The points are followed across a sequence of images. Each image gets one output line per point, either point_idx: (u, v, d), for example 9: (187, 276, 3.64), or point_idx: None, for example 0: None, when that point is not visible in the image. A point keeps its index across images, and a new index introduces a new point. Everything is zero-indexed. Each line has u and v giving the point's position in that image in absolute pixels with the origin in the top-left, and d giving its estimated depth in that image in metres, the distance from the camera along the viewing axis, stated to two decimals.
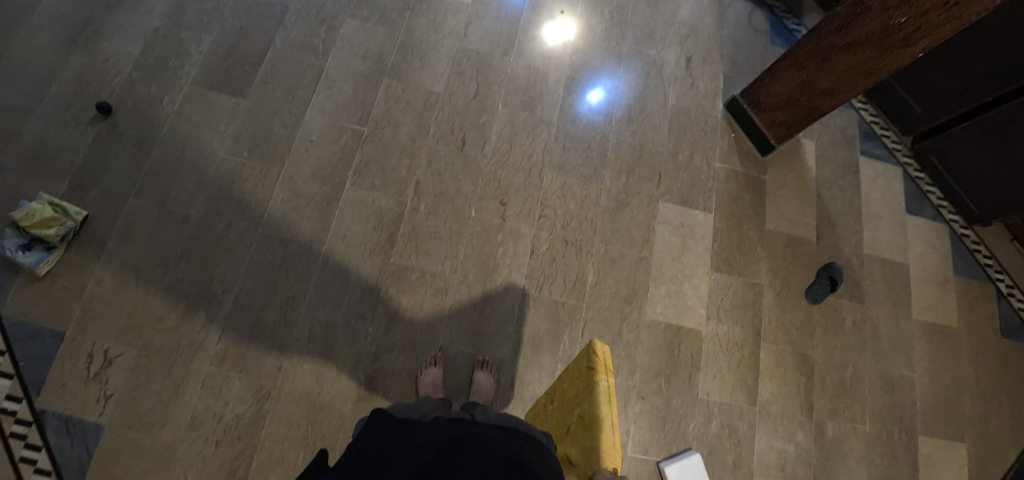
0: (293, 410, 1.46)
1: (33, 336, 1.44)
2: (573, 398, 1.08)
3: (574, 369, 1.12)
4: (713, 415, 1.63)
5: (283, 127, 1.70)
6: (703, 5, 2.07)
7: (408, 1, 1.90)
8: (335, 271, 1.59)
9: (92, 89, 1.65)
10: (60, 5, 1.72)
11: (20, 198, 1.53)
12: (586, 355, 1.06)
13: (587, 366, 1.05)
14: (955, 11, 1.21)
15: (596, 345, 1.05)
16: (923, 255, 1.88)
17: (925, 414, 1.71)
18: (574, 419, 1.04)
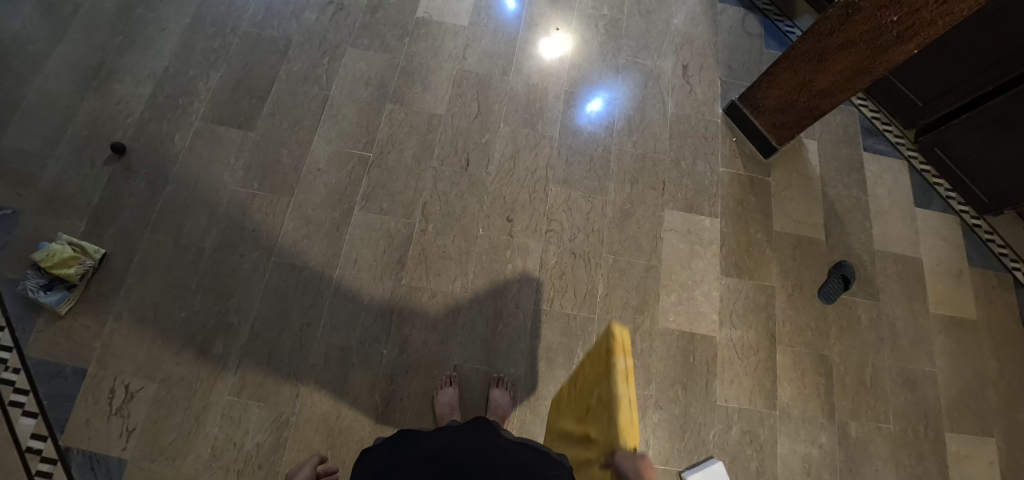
0: (312, 436, 1.47)
1: (57, 374, 1.46)
2: (596, 380, 0.99)
3: (599, 347, 1.00)
4: (733, 422, 1.61)
5: (291, 157, 1.73)
6: (696, 13, 2.11)
7: (406, 28, 1.94)
8: (347, 295, 1.61)
9: (106, 131, 1.71)
10: (74, 51, 1.78)
11: (40, 239, 1.57)
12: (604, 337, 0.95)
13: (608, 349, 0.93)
14: (947, 7, 1.22)
15: (617, 325, 0.92)
16: (935, 249, 1.86)
17: (950, 410, 1.68)
18: (597, 400, 0.95)
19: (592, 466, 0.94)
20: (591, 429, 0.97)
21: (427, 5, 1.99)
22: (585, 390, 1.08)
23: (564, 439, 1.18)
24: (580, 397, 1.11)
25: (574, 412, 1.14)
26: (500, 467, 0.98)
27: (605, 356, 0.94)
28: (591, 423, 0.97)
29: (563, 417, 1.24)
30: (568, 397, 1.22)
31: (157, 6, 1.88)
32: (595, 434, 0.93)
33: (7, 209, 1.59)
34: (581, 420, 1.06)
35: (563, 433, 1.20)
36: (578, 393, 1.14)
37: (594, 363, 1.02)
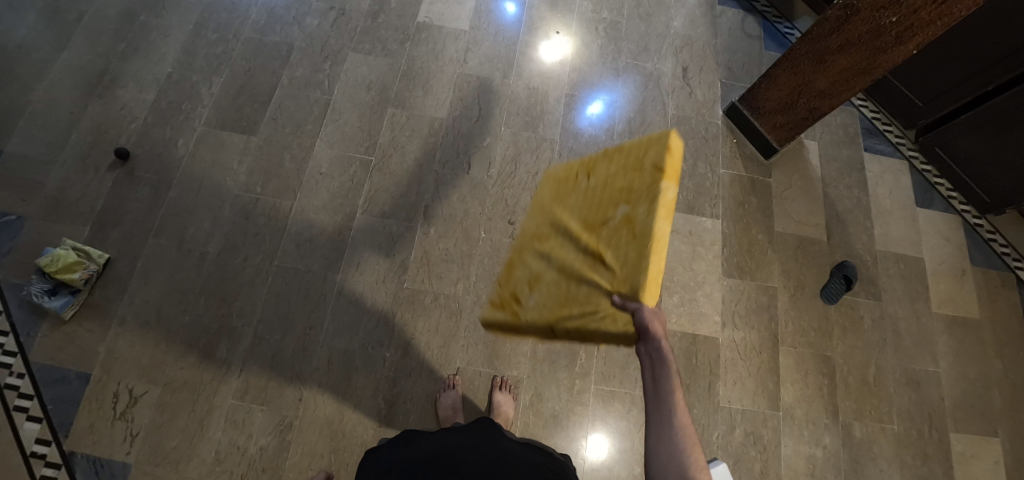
0: (315, 440, 1.48)
1: (61, 378, 1.47)
2: (625, 191, 1.04)
3: (633, 157, 1.04)
4: (736, 423, 1.61)
5: (293, 162, 1.74)
6: (696, 15, 2.12)
7: (407, 32, 1.96)
8: (350, 299, 1.61)
9: (110, 136, 1.72)
10: (78, 58, 1.80)
11: (44, 245, 1.58)
12: (657, 148, 0.99)
13: (655, 163, 0.99)
14: (945, 7, 1.23)
15: (672, 131, 0.98)
16: (937, 248, 1.86)
17: (954, 410, 1.67)
18: (622, 220, 1.02)
19: (599, 291, 1.02)
20: (604, 236, 1.05)
21: (428, 10, 2.00)
22: (592, 196, 1.12)
23: (537, 240, 1.22)
24: (579, 203, 1.16)
25: (560, 216, 1.19)
26: (504, 463, 0.99)
27: (649, 168, 1.00)
28: (604, 233, 1.05)
29: (534, 216, 1.27)
30: (551, 205, 1.23)
31: (161, 13, 1.89)
32: (614, 245, 1.02)
33: (12, 215, 1.60)
34: (580, 225, 1.13)
35: (533, 236, 1.24)
36: (573, 202, 1.17)
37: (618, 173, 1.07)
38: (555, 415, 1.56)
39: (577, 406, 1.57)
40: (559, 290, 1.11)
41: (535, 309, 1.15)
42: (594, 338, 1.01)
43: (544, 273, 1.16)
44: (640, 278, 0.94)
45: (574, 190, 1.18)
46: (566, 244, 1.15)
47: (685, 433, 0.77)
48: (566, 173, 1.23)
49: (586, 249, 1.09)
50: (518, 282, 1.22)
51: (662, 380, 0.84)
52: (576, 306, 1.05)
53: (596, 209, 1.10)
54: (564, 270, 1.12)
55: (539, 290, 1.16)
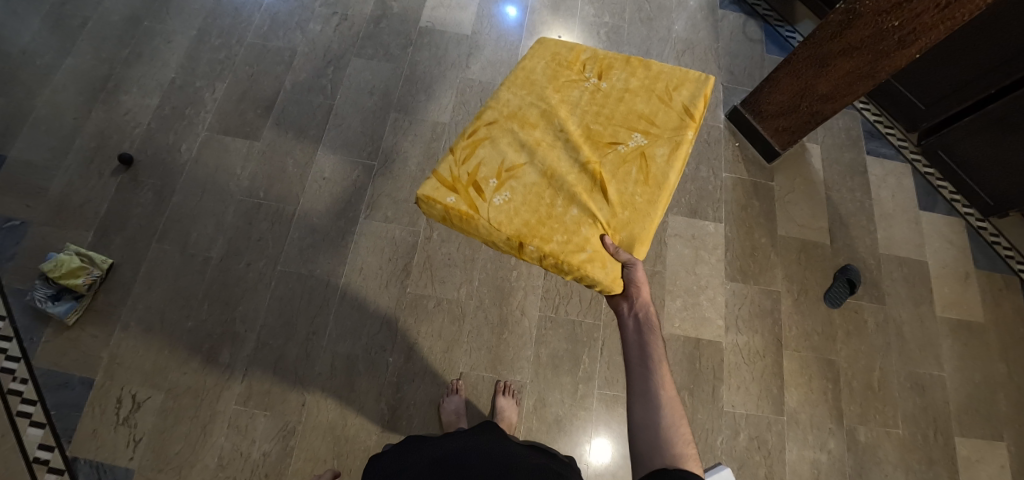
0: (318, 445, 1.47)
1: (64, 384, 1.47)
2: (648, 124, 1.15)
3: (663, 86, 1.19)
4: (740, 428, 1.60)
5: (296, 167, 1.74)
6: (697, 19, 2.12)
7: (410, 37, 1.96)
8: (353, 303, 1.61)
9: (114, 142, 1.72)
10: (82, 63, 1.80)
11: (48, 250, 1.58)
12: (691, 101, 1.17)
13: (685, 106, 1.17)
14: (948, 12, 1.24)
15: (709, 80, 1.20)
16: (941, 252, 1.85)
17: (960, 414, 1.66)
18: (638, 154, 1.12)
19: (597, 214, 1.07)
20: (609, 158, 1.11)
21: (430, 15, 2.01)
22: (601, 109, 1.16)
23: (521, 124, 1.13)
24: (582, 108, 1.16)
25: (557, 110, 1.14)
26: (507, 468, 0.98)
27: (679, 114, 1.16)
28: (613, 155, 1.11)
29: (520, 93, 1.17)
30: (546, 88, 1.17)
31: (164, 18, 1.90)
32: (619, 175, 1.10)
33: (16, 220, 1.60)
34: (581, 134, 1.13)
35: (516, 118, 1.14)
36: (574, 101, 1.16)
37: (637, 97, 1.17)
38: (558, 420, 1.55)
39: (580, 411, 1.56)
40: (539, 197, 1.07)
41: (505, 207, 1.06)
42: (576, 271, 1.05)
43: (522, 166, 1.09)
44: (643, 223, 1.08)
45: (580, 86, 1.18)
46: (559, 147, 1.11)
47: (671, 407, 0.88)
48: (571, 60, 1.21)
49: (582, 164, 1.10)
50: (484, 165, 1.10)
51: (650, 357, 0.93)
52: (558, 231, 1.06)
53: (603, 123, 1.14)
54: (551, 174, 1.09)
55: (511, 187, 1.08)
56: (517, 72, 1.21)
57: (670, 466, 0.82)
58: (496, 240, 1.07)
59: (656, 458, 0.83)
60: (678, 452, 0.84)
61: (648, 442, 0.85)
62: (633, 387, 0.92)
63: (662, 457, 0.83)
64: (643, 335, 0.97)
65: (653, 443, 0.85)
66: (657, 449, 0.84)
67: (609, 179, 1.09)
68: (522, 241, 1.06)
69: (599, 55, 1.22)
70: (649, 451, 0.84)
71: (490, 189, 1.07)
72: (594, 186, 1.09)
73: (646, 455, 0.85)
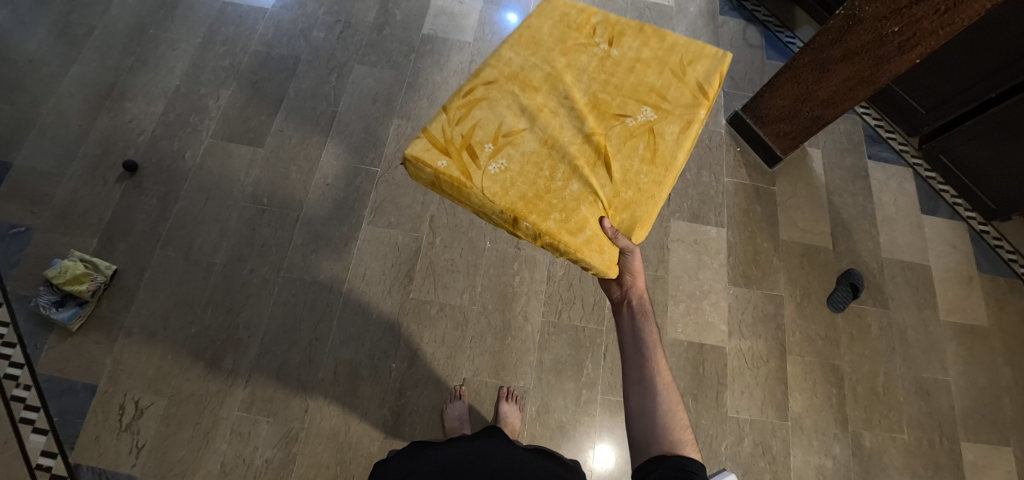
0: (321, 452, 1.47)
1: (67, 390, 1.47)
2: (659, 97, 1.13)
3: (677, 60, 1.16)
4: (745, 433, 1.60)
5: (300, 173, 1.75)
6: (697, 26, 2.13)
7: (412, 44, 1.98)
8: (356, 309, 1.61)
9: (119, 148, 1.73)
10: (87, 71, 1.82)
11: (52, 256, 1.59)
12: (708, 76, 1.15)
13: (700, 83, 1.15)
14: (947, 18, 1.25)
15: (726, 56, 1.17)
16: (944, 256, 1.85)
17: (965, 419, 1.65)
18: (646, 129, 1.10)
19: (597, 189, 1.06)
20: (615, 131, 1.09)
21: (433, 22, 2.02)
22: (611, 76, 1.13)
23: (523, 86, 1.10)
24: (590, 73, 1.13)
25: (563, 75, 1.11)
26: (510, 469, 0.99)
27: (693, 89, 1.14)
28: (620, 128, 1.10)
29: (522, 51, 1.13)
30: (552, 50, 1.13)
31: (169, 27, 1.92)
32: (625, 151, 1.09)
33: (21, 227, 1.61)
34: (586, 102, 1.10)
35: (517, 79, 1.10)
36: (582, 66, 1.13)
37: (650, 69, 1.15)
38: (561, 426, 1.54)
39: (583, 416, 1.56)
40: (538, 167, 1.05)
41: (501, 174, 1.04)
42: (571, 253, 1.05)
43: (521, 133, 1.07)
44: (643, 205, 1.09)
45: (589, 50, 1.14)
46: (562, 115, 1.09)
47: (667, 394, 0.91)
48: (580, 23, 1.16)
49: (586, 136, 1.08)
50: (481, 129, 1.07)
51: (645, 346, 0.97)
52: (556, 206, 1.04)
53: (610, 93, 1.12)
54: (551, 143, 1.07)
55: (508, 155, 1.05)
56: (522, 30, 1.15)
57: (668, 451, 0.84)
58: (489, 211, 1.05)
59: (654, 443, 0.86)
60: (676, 437, 0.86)
61: (645, 427, 0.88)
62: (630, 375, 0.95)
63: (659, 442, 0.86)
64: (637, 325, 1.01)
65: (651, 429, 0.87)
66: (655, 434, 0.87)
67: (613, 154, 1.08)
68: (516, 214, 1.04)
69: (611, 19, 1.17)
70: (647, 436, 0.87)
71: (486, 155, 1.05)
72: (597, 161, 1.07)
73: (643, 440, 0.87)
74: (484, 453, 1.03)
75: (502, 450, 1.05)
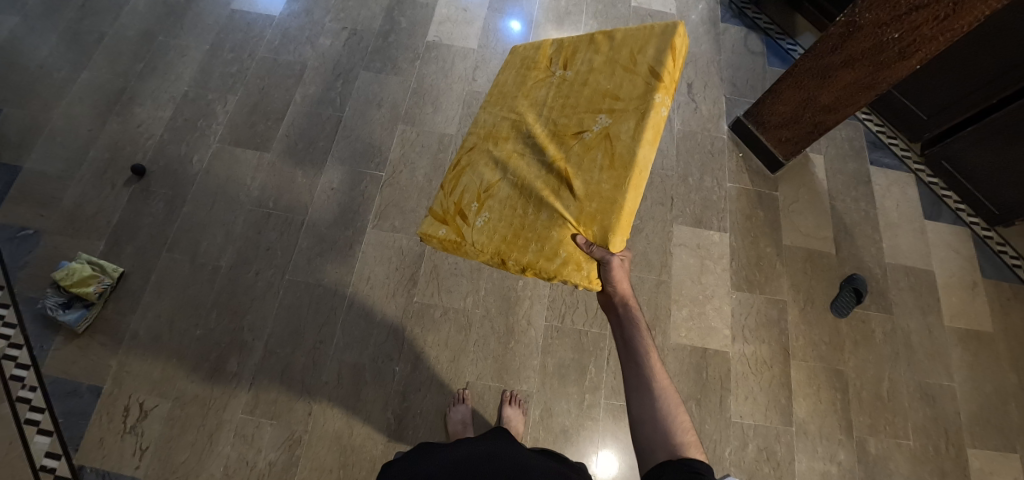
0: (324, 455, 1.47)
1: (73, 392, 1.47)
2: (612, 100, 1.09)
3: (627, 55, 1.12)
4: (749, 438, 1.59)
5: (305, 177, 1.77)
6: (699, 33, 2.16)
7: (417, 51, 2.00)
8: (360, 313, 1.62)
9: (127, 153, 1.75)
10: (98, 77, 1.85)
11: (60, 258, 1.60)
12: (658, 60, 1.08)
13: (652, 68, 1.08)
14: (947, 23, 1.27)
15: (676, 28, 1.08)
16: (948, 261, 1.85)
17: (971, 425, 1.64)
18: (604, 139, 1.07)
19: (566, 214, 1.06)
20: (575, 150, 1.09)
21: (437, 30, 2.05)
22: (567, 98, 1.14)
23: (493, 140, 1.16)
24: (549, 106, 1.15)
25: (524, 116, 1.16)
26: (516, 470, 0.99)
27: (644, 80, 1.08)
28: (580, 147, 1.09)
29: (492, 109, 1.21)
30: (515, 97, 1.20)
31: (178, 34, 1.95)
32: (586, 164, 1.07)
33: (29, 229, 1.63)
34: (547, 133, 1.13)
35: (491, 136, 1.17)
36: (541, 100, 1.17)
37: (603, 75, 1.12)
38: (564, 430, 1.54)
39: (587, 421, 1.55)
40: (513, 209, 1.10)
41: (487, 225, 1.10)
42: (554, 278, 1.06)
43: (496, 183, 1.12)
44: (611, 212, 1.04)
45: (546, 83, 1.18)
46: (528, 152, 1.13)
47: (666, 396, 0.90)
48: (538, 59, 1.22)
49: (548, 166, 1.10)
50: (465, 191, 1.14)
51: (638, 349, 0.96)
52: (533, 240, 1.07)
53: (568, 115, 1.13)
54: (522, 184, 1.11)
55: (489, 207, 1.11)
56: (492, 89, 1.25)
57: (673, 457, 0.83)
58: (483, 261, 1.11)
59: (659, 450, 0.85)
60: (679, 441, 0.85)
61: (648, 434, 0.87)
62: (627, 383, 0.94)
63: (664, 449, 0.85)
64: (628, 327, 1.00)
65: (656, 435, 0.86)
66: (659, 440, 0.86)
67: (574, 171, 1.08)
68: (504, 258, 1.08)
69: (563, 44, 1.20)
70: (651, 444, 0.86)
71: (471, 213, 1.11)
72: (561, 184, 1.08)
73: (648, 447, 0.86)
74: (490, 454, 1.03)
75: (507, 451, 1.06)
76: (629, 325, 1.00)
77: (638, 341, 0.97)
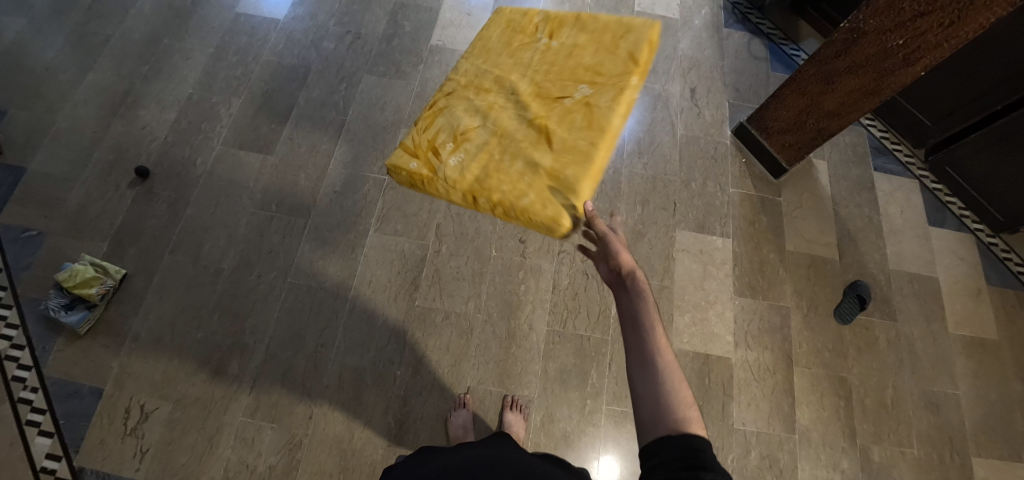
0: (324, 459, 1.46)
1: (74, 393, 1.47)
2: (593, 72, 1.05)
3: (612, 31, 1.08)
4: (751, 446, 1.58)
5: (308, 181, 1.77)
6: (702, 38, 2.16)
7: (421, 55, 2.01)
8: (362, 316, 1.62)
9: (131, 155, 1.76)
10: (104, 79, 1.86)
11: (63, 260, 1.61)
12: (640, 42, 1.05)
13: (631, 51, 1.05)
14: (952, 30, 1.26)
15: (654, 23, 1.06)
16: (952, 268, 1.84)
17: (976, 434, 1.63)
18: (583, 105, 1.02)
19: (537, 170, 0.99)
20: (554, 112, 1.03)
21: (441, 34, 2.05)
22: (551, 62, 1.08)
23: (476, 90, 1.09)
24: (532, 65, 1.09)
25: (507, 73, 1.09)
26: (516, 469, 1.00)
27: (626, 58, 1.04)
28: (558, 109, 1.03)
29: (475, 61, 1.13)
30: (500, 53, 1.12)
31: (184, 37, 1.96)
32: (563, 128, 1.01)
33: (33, 230, 1.63)
34: (529, 91, 1.06)
35: (472, 85, 1.10)
36: (525, 60, 1.10)
37: (587, 47, 1.08)
38: (566, 436, 1.53)
39: (588, 427, 1.55)
40: (488, 157, 1.02)
41: (456, 168, 1.02)
42: (521, 215, 0.99)
43: (474, 129, 1.05)
44: (580, 178, 0.98)
45: (531, 45, 1.12)
46: (507, 107, 1.06)
47: (669, 368, 0.82)
48: (524, 23, 1.14)
49: (526, 121, 1.03)
50: (441, 131, 1.06)
51: (639, 316, 0.88)
52: (504, 185, 1.00)
53: (551, 79, 1.06)
54: (499, 134, 1.03)
55: (464, 149, 1.03)
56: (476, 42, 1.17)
57: (674, 433, 0.76)
58: (454, 199, 1.04)
59: (660, 426, 0.77)
60: (681, 416, 0.77)
61: (648, 408, 0.79)
62: (627, 352, 0.85)
63: (665, 424, 0.77)
64: (630, 294, 0.91)
65: (657, 410, 0.78)
66: (660, 416, 0.78)
67: (552, 129, 1.01)
68: (475, 197, 1.01)
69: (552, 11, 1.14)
70: (651, 419, 0.78)
71: (445, 152, 1.04)
72: (537, 142, 1.01)
73: (648, 422, 0.78)
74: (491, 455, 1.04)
75: (507, 452, 1.06)
76: (631, 291, 0.91)
77: (639, 308, 0.88)
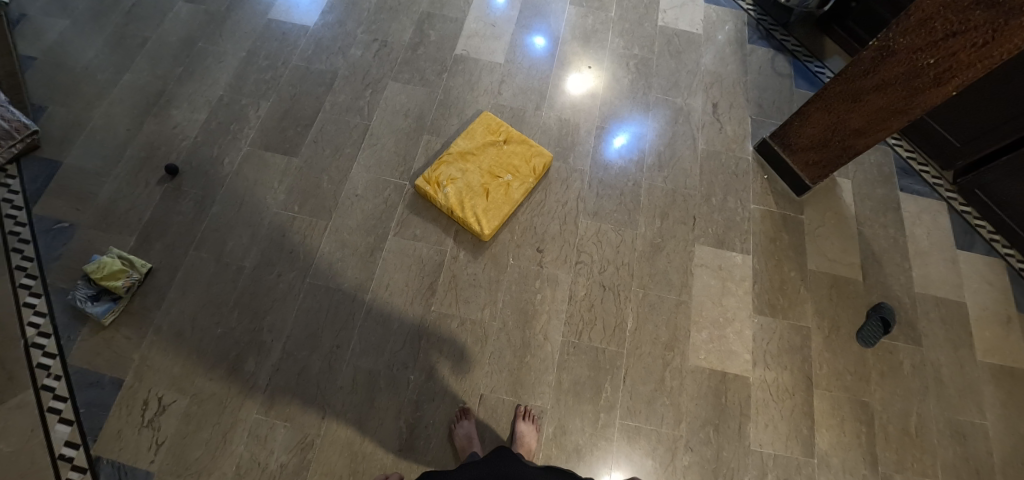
0: (336, 460, 1.46)
1: (95, 383, 1.50)
2: (512, 168, 1.79)
3: (529, 150, 1.81)
4: (768, 468, 1.54)
5: (330, 183, 1.80)
6: (725, 53, 2.16)
7: (445, 64, 2.04)
8: (378, 319, 1.63)
9: (162, 153, 1.81)
10: (140, 79, 1.92)
11: (92, 252, 1.65)
12: (540, 161, 1.80)
13: (536, 165, 1.79)
14: (985, 50, 1.25)
15: (548, 156, 1.81)
16: (981, 293, 1.79)
17: (1004, 467, 1.57)
18: (503, 185, 1.76)
19: (472, 213, 1.71)
20: (492, 185, 1.76)
21: (466, 43, 2.09)
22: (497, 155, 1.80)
23: (458, 159, 1.79)
24: (491, 151, 1.81)
25: (475, 155, 1.80)
26: None
27: (531, 165, 1.79)
28: (492, 183, 1.76)
29: (462, 140, 1.82)
30: (474, 140, 1.82)
31: (217, 41, 2.02)
32: (493, 195, 1.74)
33: (65, 222, 1.68)
34: (481, 169, 1.78)
35: (459, 156, 1.80)
36: (486, 149, 1.81)
37: (516, 154, 1.81)
38: (577, 449, 1.51)
39: (600, 441, 1.52)
40: (458, 198, 1.73)
41: (446, 196, 1.74)
42: (468, 224, 1.71)
43: (452, 182, 1.76)
44: (491, 222, 1.71)
45: (493, 141, 1.82)
46: (469, 175, 1.77)
47: None
48: (494, 128, 1.84)
49: (479, 182, 1.76)
50: (441, 176, 1.77)
51: None
52: (462, 212, 1.71)
53: (495, 166, 1.79)
54: (461, 190, 1.75)
55: (448, 190, 1.74)
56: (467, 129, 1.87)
57: None
58: (444, 212, 1.76)
59: None
60: None
61: None
62: None
63: None
64: None
65: None
66: None
67: (489, 192, 1.75)
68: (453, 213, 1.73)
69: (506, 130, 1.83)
70: None
71: (440, 188, 1.75)
72: (480, 196, 1.74)
73: None
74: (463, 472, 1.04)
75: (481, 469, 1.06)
76: None
77: None
